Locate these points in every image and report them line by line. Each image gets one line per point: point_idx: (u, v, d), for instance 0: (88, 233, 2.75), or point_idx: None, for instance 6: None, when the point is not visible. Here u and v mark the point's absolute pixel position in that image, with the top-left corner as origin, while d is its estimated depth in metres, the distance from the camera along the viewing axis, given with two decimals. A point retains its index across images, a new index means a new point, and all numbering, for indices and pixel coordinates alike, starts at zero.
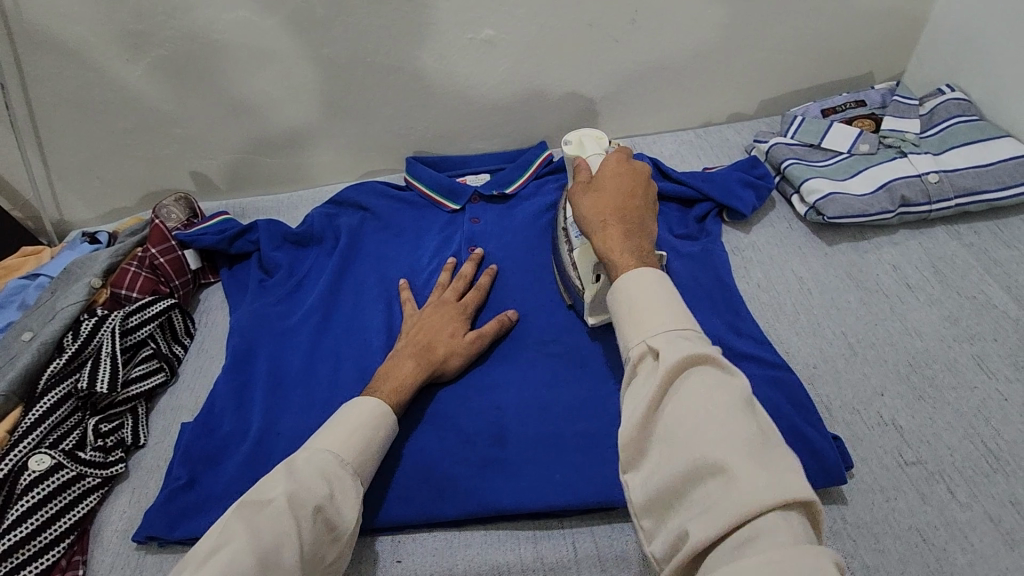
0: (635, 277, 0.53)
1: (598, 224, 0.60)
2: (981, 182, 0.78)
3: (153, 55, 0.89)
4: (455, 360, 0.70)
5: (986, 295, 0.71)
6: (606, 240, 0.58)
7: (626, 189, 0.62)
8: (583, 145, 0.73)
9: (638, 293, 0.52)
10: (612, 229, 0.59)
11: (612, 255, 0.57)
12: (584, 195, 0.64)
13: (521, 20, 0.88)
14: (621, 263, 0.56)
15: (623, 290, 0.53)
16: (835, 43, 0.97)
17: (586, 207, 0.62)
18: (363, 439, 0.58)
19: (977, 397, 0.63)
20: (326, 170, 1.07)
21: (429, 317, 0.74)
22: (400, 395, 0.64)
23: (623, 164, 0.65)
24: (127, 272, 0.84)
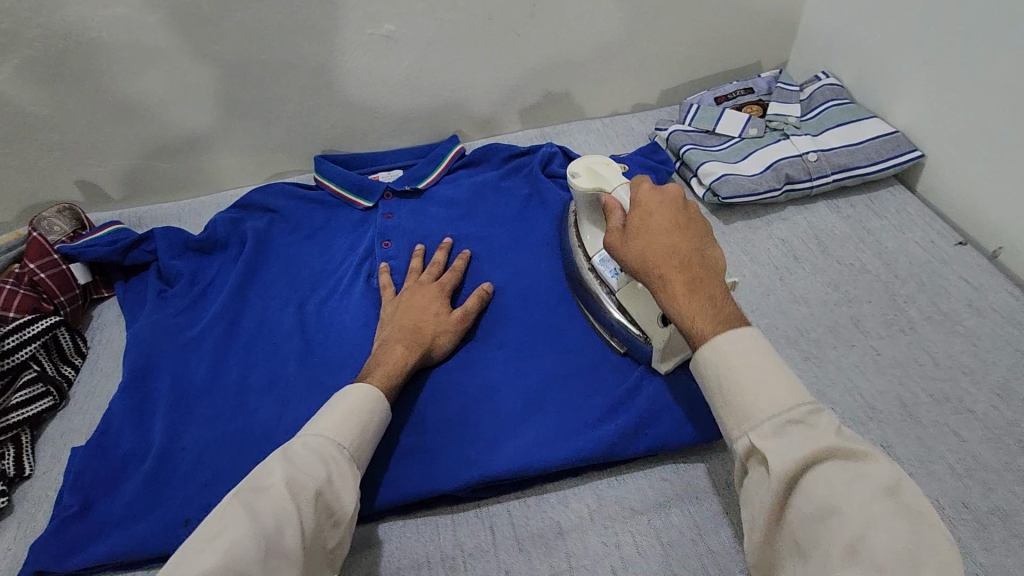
0: (727, 345, 0.49)
1: (656, 273, 0.54)
2: (853, 159, 0.85)
3: (19, 56, 0.82)
4: (443, 338, 0.70)
5: (861, 262, 0.78)
6: (671, 296, 0.53)
7: (673, 224, 0.56)
8: (598, 175, 0.68)
9: (737, 358, 0.48)
10: (674, 277, 0.53)
11: (685, 319, 0.51)
12: (626, 240, 0.58)
13: (420, 15, 0.88)
14: (704, 325, 0.51)
15: (721, 360, 0.49)
16: (724, 34, 1.02)
17: (629, 256, 0.57)
18: (359, 424, 0.56)
19: (855, 354, 0.69)
20: (231, 173, 1.02)
21: (410, 299, 0.73)
22: (392, 380, 0.63)
23: (659, 195, 0.59)
24: (3, 291, 0.77)
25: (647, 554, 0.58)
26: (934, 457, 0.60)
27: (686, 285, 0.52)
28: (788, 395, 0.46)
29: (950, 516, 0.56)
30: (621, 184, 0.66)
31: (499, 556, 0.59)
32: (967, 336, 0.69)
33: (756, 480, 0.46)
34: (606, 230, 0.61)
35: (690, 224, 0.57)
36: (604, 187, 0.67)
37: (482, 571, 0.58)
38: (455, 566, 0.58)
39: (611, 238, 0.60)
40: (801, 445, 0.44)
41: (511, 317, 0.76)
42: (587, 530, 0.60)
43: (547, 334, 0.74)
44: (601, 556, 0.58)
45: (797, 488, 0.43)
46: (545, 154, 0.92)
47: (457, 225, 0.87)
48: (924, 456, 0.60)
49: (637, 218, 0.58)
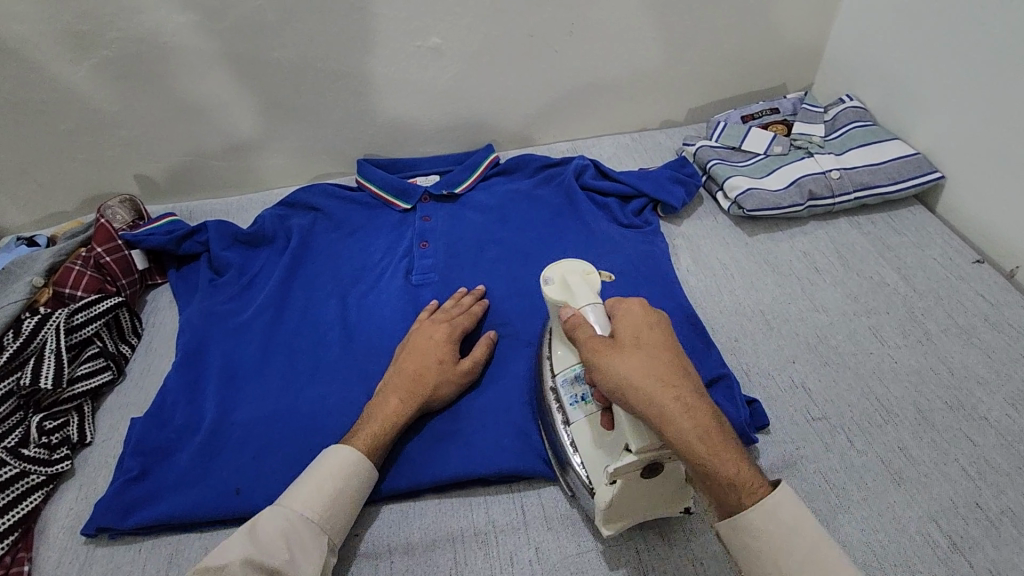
0: (764, 495, 0.48)
1: (678, 408, 0.51)
2: (875, 179, 0.89)
3: (97, 56, 0.89)
4: (446, 387, 0.69)
5: (880, 275, 0.81)
6: (699, 435, 0.50)
7: (670, 349, 0.56)
8: (570, 287, 0.63)
9: (770, 523, 0.48)
10: (697, 415, 0.51)
11: (723, 462, 0.49)
12: (628, 360, 0.54)
13: (465, 29, 0.94)
14: (739, 471, 0.49)
15: (766, 521, 0.48)
16: (750, 57, 1.07)
17: (636, 377, 0.52)
18: (333, 491, 0.58)
19: (873, 361, 0.71)
20: (277, 173, 1.09)
21: (416, 342, 0.72)
22: (379, 437, 0.63)
23: (643, 315, 0.58)
24: (71, 271, 0.83)
25: (670, 538, 0.61)
26: (947, 460, 0.62)
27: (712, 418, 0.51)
28: (836, 558, 0.46)
29: (962, 515, 0.59)
30: (589, 298, 0.62)
31: (529, 533, 0.62)
32: (983, 349, 0.71)
33: None
34: (591, 348, 0.56)
35: (677, 348, 0.57)
36: (570, 301, 0.62)
37: (513, 545, 0.61)
38: (487, 540, 0.62)
39: (604, 359, 0.55)
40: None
41: (542, 314, 0.80)
42: None
43: None
44: (626, 537, 0.61)
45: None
46: (578, 166, 0.95)
47: (490, 230, 0.92)
48: (938, 458, 0.63)
49: (631, 337, 0.56)
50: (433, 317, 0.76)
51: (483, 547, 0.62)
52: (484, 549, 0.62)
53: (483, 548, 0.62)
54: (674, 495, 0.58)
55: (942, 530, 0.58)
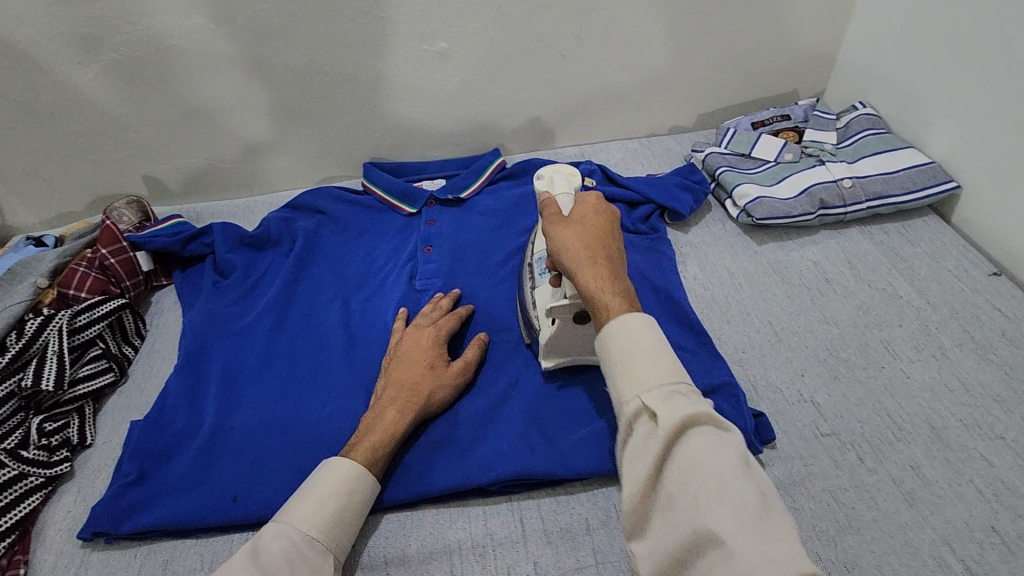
0: (625, 320, 0.53)
1: (583, 260, 0.59)
2: (888, 188, 0.87)
3: (105, 59, 0.89)
4: (442, 391, 0.68)
5: (893, 287, 0.79)
6: (593, 277, 0.57)
7: (606, 225, 0.62)
8: (555, 180, 0.72)
9: (624, 342, 0.51)
10: (600, 268, 0.58)
11: (600, 296, 0.55)
12: (560, 227, 0.63)
13: (473, 34, 0.93)
14: (610, 302, 0.55)
15: (623, 335, 0.52)
16: (762, 63, 1.06)
17: (563, 236, 0.61)
18: (336, 510, 0.57)
19: (885, 376, 0.70)
20: (284, 176, 1.09)
21: (403, 351, 0.71)
22: (381, 448, 0.62)
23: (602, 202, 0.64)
24: (76, 273, 0.83)
25: None
26: (962, 481, 0.60)
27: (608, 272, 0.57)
28: (669, 375, 0.49)
29: (977, 539, 0.57)
30: (565, 190, 0.70)
31: (528, 547, 0.61)
32: (1000, 365, 0.69)
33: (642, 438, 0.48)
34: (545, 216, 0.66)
35: (618, 234, 0.62)
36: (551, 189, 0.72)
37: (511, 559, 0.60)
38: (484, 554, 0.61)
39: (551, 223, 0.64)
40: (682, 409, 0.47)
41: None
42: (613, 529, 0.62)
43: None
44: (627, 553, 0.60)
45: (674, 452, 0.46)
46: (584, 172, 0.94)
47: (495, 236, 0.91)
48: (952, 479, 0.61)
49: (579, 211, 0.64)
50: (416, 323, 0.75)
51: (480, 560, 0.60)
52: (481, 562, 0.60)
53: (480, 562, 0.60)
54: None
55: (955, 553, 0.56)
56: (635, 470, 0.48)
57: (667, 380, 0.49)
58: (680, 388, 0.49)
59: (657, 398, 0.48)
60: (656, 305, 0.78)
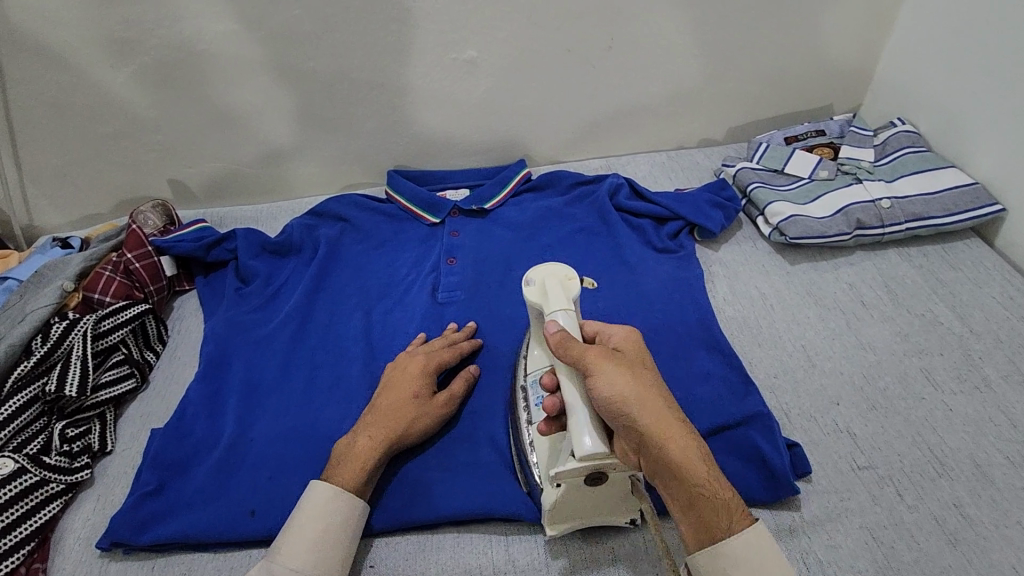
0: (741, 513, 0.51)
1: (678, 433, 0.53)
2: (929, 209, 0.84)
3: (136, 63, 0.89)
4: (422, 420, 0.66)
5: (933, 313, 0.76)
6: (692, 460, 0.52)
7: (656, 377, 0.58)
8: (548, 292, 0.61)
9: (747, 546, 0.50)
10: (692, 440, 0.53)
11: (706, 487, 0.52)
12: (629, 380, 0.55)
13: (502, 42, 0.92)
14: (721, 490, 0.52)
15: (739, 539, 0.50)
16: (797, 76, 1.03)
17: (638, 397, 0.54)
18: (313, 533, 0.56)
19: (925, 408, 0.67)
20: (307, 182, 1.08)
21: (390, 378, 0.70)
22: (359, 472, 0.61)
23: (634, 343, 0.60)
24: (101, 277, 0.83)
25: None
26: (1009, 523, 0.58)
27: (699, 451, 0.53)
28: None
29: None
30: (563, 304, 0.60)
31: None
32: None
33: None
34: (597, 360, 0.55)
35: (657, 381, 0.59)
36: (546, 306, 0.61)
37: None
38: None
39: (605, 372, 0.55)
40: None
41: None
42: (639, 560, 0.60)
43: None
44: None
45: None
46: (612, 186, 0.92)
47: (519, 249, 0.89)
48: (999, 520, 0.58)
49: (630, 360, 0.58)
50: (407, 353, 0.73)
51: None
52: None
53: None
54: (620, 506, 0.60)
55: None
56: None
57: None
58: None
59: None
60: (684, 326, 0.76)
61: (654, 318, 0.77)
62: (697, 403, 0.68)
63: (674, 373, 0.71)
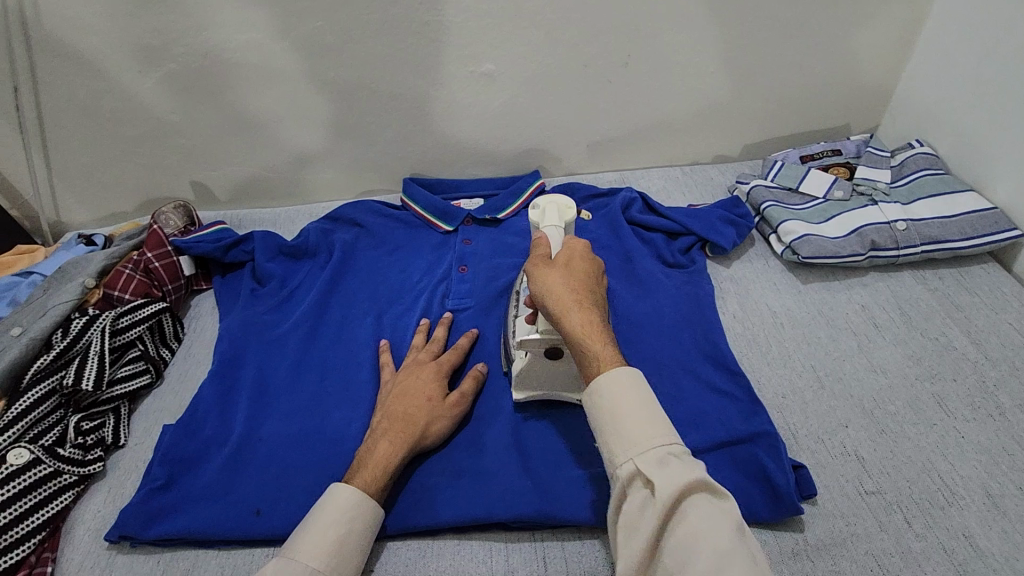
0: (614, 373, 0.54)
1: (571, 303, 0.58)
2: (945, 232, 0.83)
3: (164, 69, 0.92)
4: (437, 424, 0.68)
5: (947, 338, 0.75)
6: (580, 327, 0.57)
7: (584, 273, 0.61)
8: (545, 213, 0.74)
9: (617, 402, 0.53)
10: (589, 312, 0.58)
11: (590, 351, 0.56)
12: (544, 268, 0.62)
13: (520, 56, 0.93)
14: (600, 352, 0.55)
15: (610, 390, 0.53)
16: (814, 95, 1.03)
17: (546, 282, 0.60)
18: (335, 538, 0.57)
19: (937, 434, 0.66)
20: (325, 187, 1.10)
21: (403, 384, 0.71)
22: (379, 478, 0.62)
23: (578, 248, 0.64)
24: (121, 274, 0.86)
25: None
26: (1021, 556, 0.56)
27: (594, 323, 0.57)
28: (663, 433, 0.51)
29: None
30: (552, 223, 0.72)
31: None
32: None
33: (637, 494, 0.50)
34: (530, 258, 0.64)
35: (598, 279, 0.63)
36: (541, 222, 0.73)
37: None
38: None
39: (534, 267, 0.63)
40: (677, 476, 0.49)
41: None
42: None
43: None
44: None
45: (673, 524, 0.47)
46: (624, 199, 0.92)
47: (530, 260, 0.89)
48: (1011, 552, 0.57)
49: (561, 257, 0.63)
50: (418, 359, 0.75)
51: None
52: None
53: None
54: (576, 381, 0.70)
55: None
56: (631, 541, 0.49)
57: (656, 439, 0.51)
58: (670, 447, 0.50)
59: (651, 460, 0.50)
60: (693, 342, 0.76)
61: (662, 332, 0.77)
62: (703, 420, 0.68)
63: (682, 388, 0.71)
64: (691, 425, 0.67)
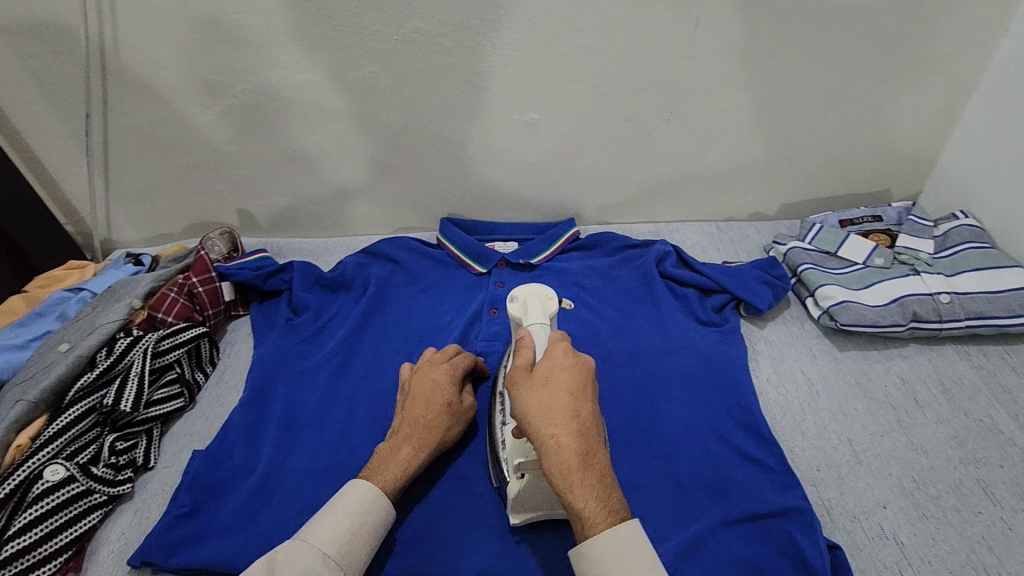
0: (608, 534, 0.51)
1: (552, 438, 0.54)
2: (991, 308, 0.81)
3: (224, 103, 0.96)
4: (453, 428, 0.70)
5: (993, 420, 0.73)
6: (567, 474, 0.53)
7: (576, 390, 0.57)
8: (526, 307, 0.67)
9: (607, 552, 0.51)
10: (569, 446, 0.54)
11: (575, 496, 0.53)
12: (528, 391, 0.57)
13: (565, 109, 0.95)
14: (587, 506, 0.53)
15: (601, 546, 0.51)
16: (855, 159, 1.03)
17: (532, 406, 0.56)
18: (346, 529, 0.58)
19: (982, 523, 0.63)
20: (364, 222, 1.14)
21: (420, 386, 0.72)
22: (397, 480, 0.64)
23: (569, 355, 0.60)
24: (166, 297, 0.88)
25: None
26: None
27: (581, 462, 0.53)
28: None
29: None
30: (539, 320, 0.66)
31: None
32: None
33: None
34: (512, 371, 0.60)
35: (592, 394, 0.58)
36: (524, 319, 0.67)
37: None
38: None
39: (517, 384, 0.59)
40: None
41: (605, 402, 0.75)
42: None
43: (648, 431, 0.72)
44: None
45: None
46: (659, 252, 0.92)
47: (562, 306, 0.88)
48: None
49: (547, 371, 0.59)
50: (432, 358, 0.75)
51: None
52: None
53: None
54: None
55: None
56: None
57: None
58: None
59: None
60: (725, 405, 0.74)
61: (693, 392, 0.76)
62: (733, 488, 0.66)
63: (713, 453, 0.70)
64: (720, 491, 0.66)
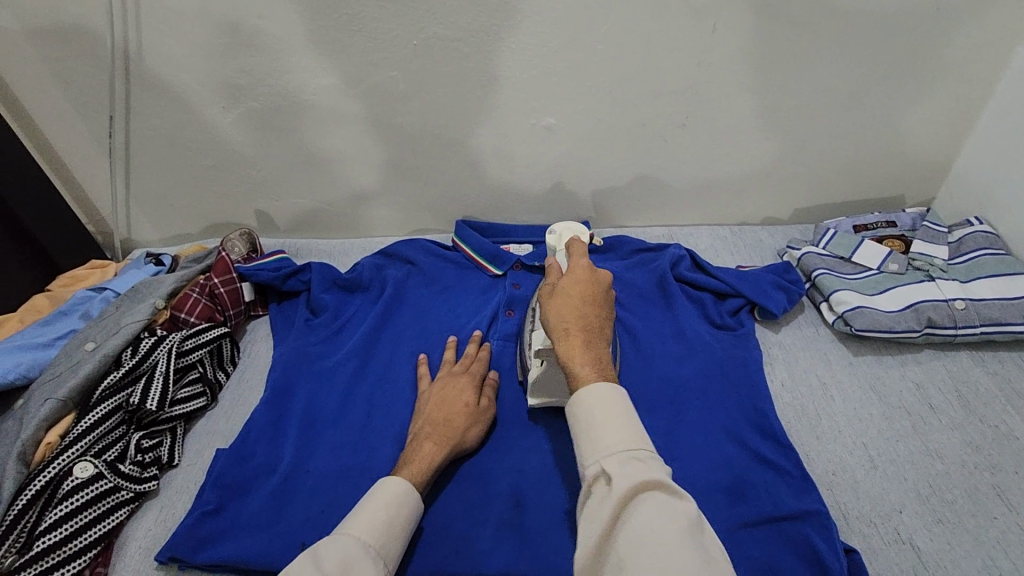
0: (597, 392, 0.55)
1: (562, 327, 0.61)
2: (1007, 314, 0.81)
3: (244, 107, 0.97)
4: (473, 429, 0.73)
5: (1008, 426, 0.73)
6: (571, 351, 0.59)
7: (589, 296, 0.63)
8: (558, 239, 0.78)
9: (594, 408, 0.54)
10: (575, 333, 0.60)
11: (573, 367, 0.58)
12: (549, 297, 0.64)
13: (581, 114, 0.96)
14: (582, 373, 0.57)
15: (587, 402, 0.54)
16: (868, 166, 1.04)
17: (549, 306, 0.63)
18: (387, 518, 0.58)
19: (998, 529, 0.64)
20: (379, 223, 1.15)
21: (439, 393, 0.76)
22: (422, 477, 0.65)
23: (588, 272, 0.66)
24: (188, 298, 0.90)
25: None
26: None
27: (582, 343, 0.59)
28: (632, 438, 0.51)
29: None
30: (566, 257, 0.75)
31: None
32: None
33: (599, 495, 0.50)
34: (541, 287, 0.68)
35: (604, 303, 0.63)
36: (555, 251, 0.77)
37: None
38: None
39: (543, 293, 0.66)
40: (638, 474, 0.48)
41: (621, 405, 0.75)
42: None
43: (664, 434, 0.72)
44: None
45: (626, 519, 0.46)
46: (673, 256, 0.93)
47: None
48: None
49: (566, 281, 0.65)
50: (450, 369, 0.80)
51: None
52: None
53: None
54: None
55: None
56: (587, 534, 0.48)
57: (630, 441, 0.51)
58: (637, 450, 0.50)
59: (615, 461, 0.50)
60: (740, 409, 0.75)
61: (709, 395, 0.76)
62: (750, 491, 0.67)
63: (730, 456, 0.70)
64: (737, 494, 0.67)
